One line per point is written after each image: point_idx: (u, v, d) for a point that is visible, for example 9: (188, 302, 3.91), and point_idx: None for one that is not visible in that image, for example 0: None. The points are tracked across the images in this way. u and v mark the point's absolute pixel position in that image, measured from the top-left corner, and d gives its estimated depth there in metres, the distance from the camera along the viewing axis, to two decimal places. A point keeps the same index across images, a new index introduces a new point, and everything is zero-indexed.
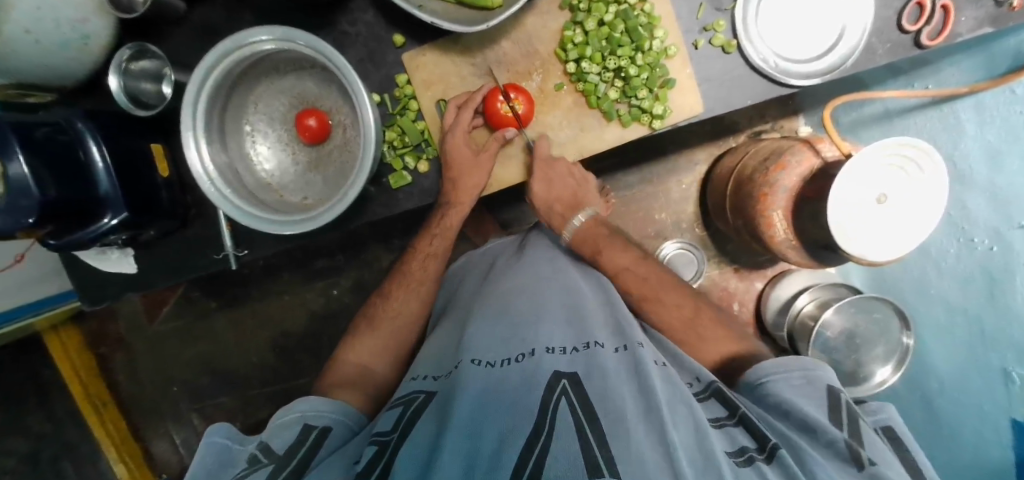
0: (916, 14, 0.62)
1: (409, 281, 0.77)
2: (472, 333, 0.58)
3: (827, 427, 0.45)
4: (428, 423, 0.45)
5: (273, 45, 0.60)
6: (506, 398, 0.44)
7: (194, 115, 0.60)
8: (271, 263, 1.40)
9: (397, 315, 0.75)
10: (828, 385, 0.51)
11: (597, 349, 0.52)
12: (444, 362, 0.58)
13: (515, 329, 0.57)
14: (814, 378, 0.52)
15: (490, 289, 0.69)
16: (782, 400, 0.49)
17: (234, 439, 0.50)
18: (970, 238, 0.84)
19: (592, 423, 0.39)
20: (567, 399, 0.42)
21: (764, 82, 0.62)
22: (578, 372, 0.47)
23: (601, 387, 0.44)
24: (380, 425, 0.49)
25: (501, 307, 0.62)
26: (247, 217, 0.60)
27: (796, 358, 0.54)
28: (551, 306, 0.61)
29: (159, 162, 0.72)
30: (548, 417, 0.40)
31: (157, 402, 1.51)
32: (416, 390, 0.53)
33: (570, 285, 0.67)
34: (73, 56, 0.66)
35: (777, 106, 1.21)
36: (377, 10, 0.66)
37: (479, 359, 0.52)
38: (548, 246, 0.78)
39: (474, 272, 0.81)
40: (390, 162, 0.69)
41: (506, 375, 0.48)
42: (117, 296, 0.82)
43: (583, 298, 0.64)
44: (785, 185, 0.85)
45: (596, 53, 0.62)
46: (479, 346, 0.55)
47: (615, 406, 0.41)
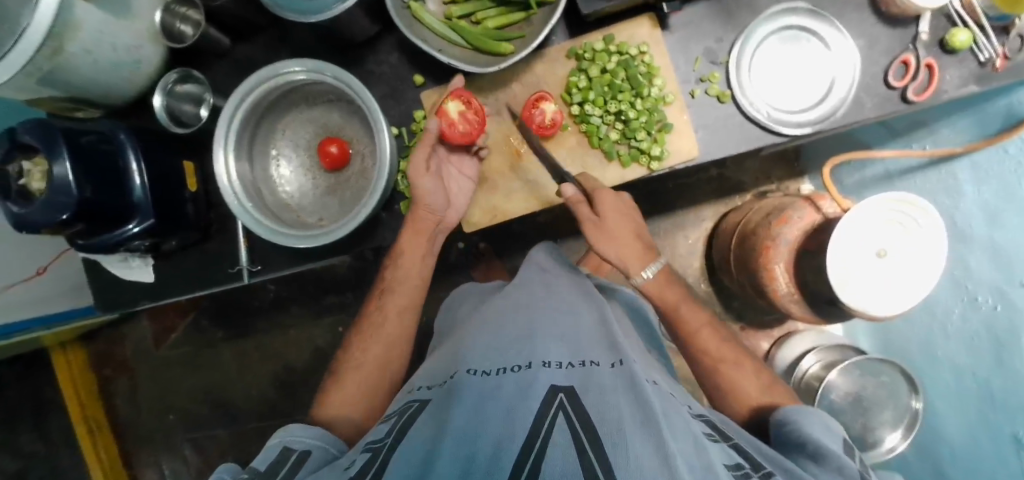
0: (902, 71, 0.66)
1: (382, 323, 0.74)
2: (470, 351, 0.60)
3: (838, 455, 0.46)
4: (423, 429, 0.46)
5: (304, 76, 0.66)
6: (505, 404, 0.45)
7: (226, 135, 0.65)
8: (281, 296, 1.43)
9: (362, 363, 0.71)
10: (841, 434, 0.52)
11: (594, 365, 0.53)
12: (438, 374, 0.60)
13: (513, 344, 0.58)
14: (829, 424, 0.53)
15: (491, 310, 0.71)
16: (797, 434, 0.51)
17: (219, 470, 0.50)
18: (973, 297, 0.80)
19: (588, 431, 0.40)
20: (564, 411, 0.43)
21: (756, 129, 0.66)
22: (574, 385, 0.48)
23: (597, 398, 0.46)
24: (372, 435, 0.49)
25: (500, 324, 0.64)
26: (268, 231, 0.65)
27: (810, 409, 0.56)
28: (550, 325, 0.62)
29: (188, 178, 0.77)
30: (544, 426, 0.41)
31: (152, 429, 1.50)
32: (409, 402, 0.55)
33: (570, 306, 0.68)
34: (125, 77, 0.74)
35: (782, 167, 1.25)
36: (401, 53, 0.73)
37: (475, 370, 0.54)
38: (545, 271, 0.80)
39: (473, 297, 0.82)
40: (403, 190, 0.74)
41: (500, 383, 0.50)
42: (133, 303, 0.86)
43: (584, 321, 0.65)
44: (786, 238, 0.86)
45: (599, 97, 0.67)
46: (476, 360, 0.57)
47: (613, 416, 0.43)
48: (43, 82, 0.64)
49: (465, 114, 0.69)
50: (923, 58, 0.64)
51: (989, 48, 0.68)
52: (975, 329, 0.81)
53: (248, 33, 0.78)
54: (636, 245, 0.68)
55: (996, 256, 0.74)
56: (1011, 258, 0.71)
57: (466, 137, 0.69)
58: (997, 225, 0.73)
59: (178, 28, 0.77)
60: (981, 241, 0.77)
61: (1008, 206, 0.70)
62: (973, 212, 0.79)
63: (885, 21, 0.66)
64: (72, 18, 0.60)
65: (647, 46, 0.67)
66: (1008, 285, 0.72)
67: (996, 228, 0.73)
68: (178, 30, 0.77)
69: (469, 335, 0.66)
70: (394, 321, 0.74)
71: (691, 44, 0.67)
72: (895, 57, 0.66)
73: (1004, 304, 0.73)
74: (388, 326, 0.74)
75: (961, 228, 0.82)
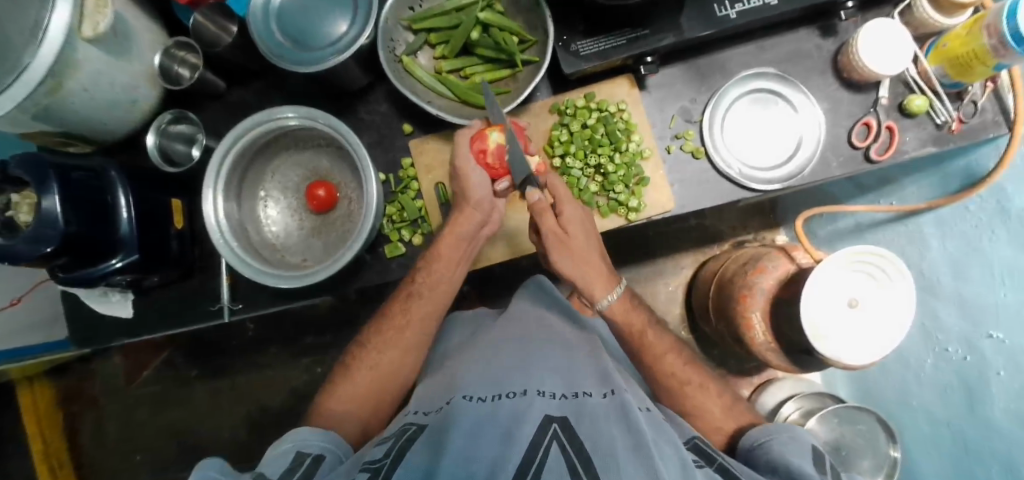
0: (864, 132, 0.70)
1: (404, 329, 0.71)
2: (463, 377, 0.60)
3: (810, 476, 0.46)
4: (422, 451, 0.46)
5: (297, 122, 0.68)
6: (500, 433, 0.46)
7: (217, 175, 0.67)
8: (261, 335, 1.41)
9: (376, 366, 0.70)
10: (811, 446, 0.53)
11: (586, 396, 0.54)
12: (436, 398, 0.60)
13: (508, 372, 0.59)
14: (799, 437, 0.54)
15: (481, 340, 0.71)
16: (770, 459, 0.51)
17: (225, 472, 0.49)
18: (943, 347, 0.83)
19: (583, 465, 0.41)
20: (558, 442, 0.44)
21: (730, 185, 0.69)
22: (567, 416, 0.49)
23: (589, 428, 0.47)
24: (371, 454, 0.49)
25: (494, 353, 0.65)
26: (250, 270, 0.65)
27: (779, 424, 0.57)
28: (541, 358, 0.62)
29: (176, 216, 0.78)
30: (537, 456, 0.42)
31: (116, 471, 1.44)
32: (406, 425, 0.54)
33: (561, 339, 0.69)
34: (118, 116, 0.75)
35: (759, 218, 1.29)
36: (392, 103, 0.76)
37: (471, 397, 0.54)
38: (529, 305, 0.79)
39: (462, 328, 0.82)
40: (387, 233, 0.75)
41: (496, 412, 0.50)
42: (106, 341, 0.85)
43: (575, 353, 0.66)
44: (762, 288, 0.89)
45: (579, 150, 0.70)
46: (473, 387, 0.57)
47: (605, 445, 0.44)
48: (38, 118, 0.66)
49: (501, 152, 0.64)
50: (883, 121, 0.69)
51: (945, 113, 0.72)
52: (947, 378, 0.82)
53: (244, 78, 0.80)
54: (596, 275, 0.66)
55: (963, 308, 0.77)
56: (976, 309, 0.73)
57: (489, 169, 0.66)
58: (963, 278, 0.76)
59: (176, 70, 0.80)
60: (949, 294, 0.80)
61: (971, 261, 0.73)
62: (940, 265, 0.82)
63: (847, 87, 0.71)
64: (72, 59, 0.62)
65: (626, 104, 0.71)
66: (975, 336, 0.74)
67: (962, 280, 0.76)
68: (175, 73, 0.79)
69: (464, 362, 0.66)
70: (415, 329, 0.72)
71: (666, 103, 0.72)
72: (857, 119, 0.71)
73: (974, 354, 0.75)
74: (410, 334, 0.71)
75: (929, 280, 0.85)
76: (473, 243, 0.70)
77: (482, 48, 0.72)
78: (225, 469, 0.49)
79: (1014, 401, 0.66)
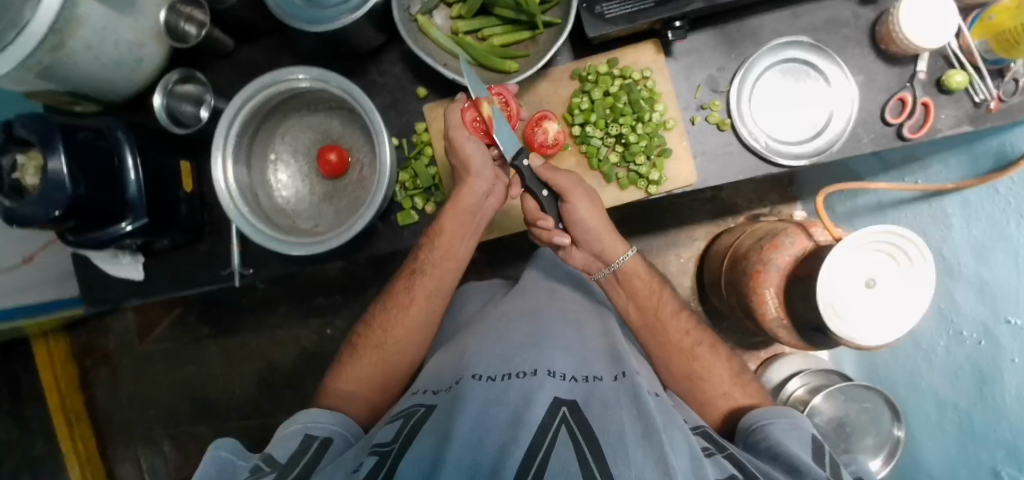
0: (898, 108, 0.67)
1: (409, 304, 0.71)
2: (475, 352, 0.60)
3: (812, 468, 0.45)
4: (429, 434, 0.46)
5: (308, 84, 0.65)
6: (509, 413, 0.45)
7: (226, 137, 0.65)
8: (270, 296, 1.41)
9: (390, 343, 0.69)
10: (812, 433, 0.53)
11: (597, 380, 0.54)
12: (445, 377, 0.59)
13: (519, 351, 0.58)
14: (798, 423, 0.54)
15: (494, 314, 0.71)
16: (770, 445, 0.51)
17: (239, 454, 0.50)
18: (958, 330, 0.81)
19: (592, 445, 0.42)
20: (567, 424, 0.44)
21: (754, 158, 0.67)
22: (577, 399, 0.49)
23: (598, 412, 0.47)
24: (380, 436, 0.49)
25: (505, 330, 0.64)
26: (261, 236, 0.64)
27: (781, 408, 0.56)
28: (554, 334, 0.62)
29: (185, 179, 0.78)
30: (547, 438, 0.42)
31: (131, 421, 1.47)
32: (414, 405, 0.54)
33: (573, 318, 0.68)
34: (124, 74, 0.73)
35: (776, 192, 1.27)
36: (405, 65, 0.73)
37: (480, 376, 0.53)
38: (538, 281, 0.79)
39: (477, 300, 0.83)
40: (400, 201, 0.73)
41: (506, 390, 0.49)
42: (117, 302, 0.85)
43: (586, 331, 0.66)
44: (778, 264, 0.88)
45: (600, 119, 0.68)
46: (482, 365, 0.56)
47: (616, 428, 0.44)
48: (41, 76, 0.64)
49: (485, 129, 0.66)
50: (919, 96, 0.66)
51: (985, 90, 0.68)
52: (959, 363, 0.82)
53: (253, 37, 0.78)
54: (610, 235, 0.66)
55: (981, 293, 0.75)
56: (996, 294, 0.71)
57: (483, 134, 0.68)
58: (985, 262, 0.74)
59: (182, 27, 0.76)
60: (968, 277, 0.78)
61: (996, 245, 0.71)
62: (962, 248, 0.79)
63: (883, 59, 0.67)
64: (75, 15, 0.59)
65: (651, 71, 0.68)
66: (992, 322, 0.73)
67: (983, 264, 0.74)
68: (181, 30, 0.76)
69: (474, 338, 0.65)
70: (420, 305, 0.71)
71: (693, 72, 0.69)
72: (892, 94, 0.68)
73: (987, 340, 0.74)
74: (415, 309, 0.70)
75: (949, 262, 0.83)
76: (477, 217, 0.69)
77: (501, 8, 0.68)
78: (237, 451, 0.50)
79: None
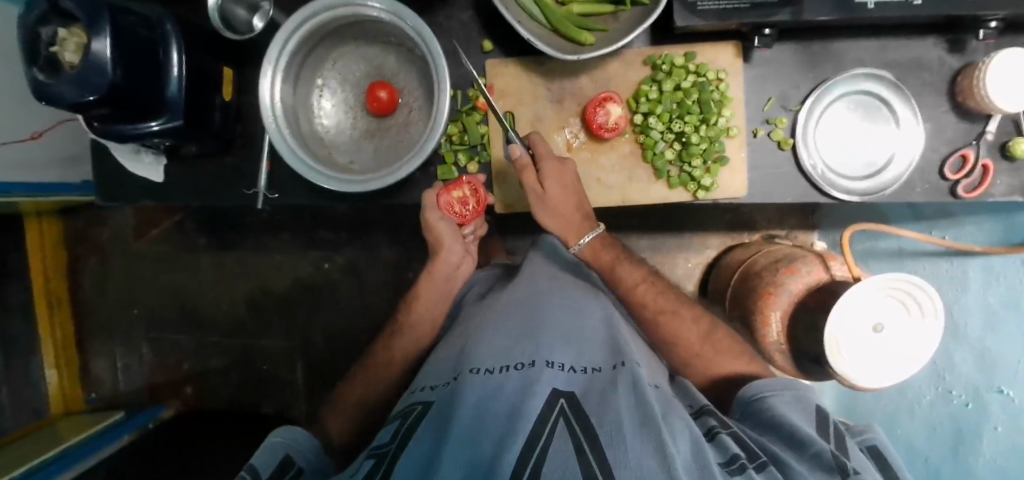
0: (958, 164, 0.66)
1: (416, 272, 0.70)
2: (476, 343, 0.60)
3: (814, 440, 0.47)
4: (428, 430, 0.46)
5: (378, 14, 0.62)
6: (507, 406, 0.46)
7: (280, 53, 0.62)
8: (275, 219, 1.39)
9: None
10: (813, 406, 0.55)
11: (596, 373, 0.54)
12: (444, 372, 0.59)
13: (517, 342, 0.58)
14: (802, 396, 0.56)
15: (499, 301, 0.71)
16: (774, 415, 0.53)
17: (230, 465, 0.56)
18: (948, 388, 0.86)
19: (587, 434, 0.42)
20: (565, 417, 0.44)
21: (806, 184, 0.66)
22: (574, 392, 0.49)
23: (598, 404, 0.47)
24: (380, 437, 0.51)
25: (504, 318, 0.64)
26: (300, 163, 0.63)
27: (785, 381, 0.58)
28: (555, 323, 0.62)
29: (225, 85, 0.76)
30: (545, 431, 0.42)
31: (114, 317, 1.48)
32: (414, 403, 0.54)
33: (578, 306, 0.68)
34: None
35: (796, 218, 1.26)
36: (475, 13, 0.70)
37: (478, 368, 0.53)
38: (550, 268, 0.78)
39: (478, 289, 0.82)
40: (444, 154, 0.72)
41: (502, 383, 0.49)
42: (130, 198, 0.83)
43: (588, 318, 0.66)
44: (790, 289, 0.87)
45: (665, 113, 0.66)
46: (481, 357, 0.56)
47: (613, 418, 0.44)
48: None
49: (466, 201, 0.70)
50: (981, 157, 0.65)
51: None
52: (940, 419, 0.88)
53: None
54: (574, 222, 0.70)
55: (981, 358, 0.81)
56: (997, 363, 0.78)
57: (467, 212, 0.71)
58: None
59: None
60: None
61: None
62: (975, 312, 0.80)
63: (958, 112, 0.66)
64: None
65: (726, 74, 0.65)
66: (983, 387, 0.81)
67: None
68: None
69: (474, 329, 0.65)
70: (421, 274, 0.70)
71: (767, 83, 0.67)
72: (955, 149, 0.66)
73: (975, 404, 0.82)
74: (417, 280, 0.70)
75: (958, 323, 0.84)
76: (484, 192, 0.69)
77: None
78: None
79: (1006, 463, 0.77)
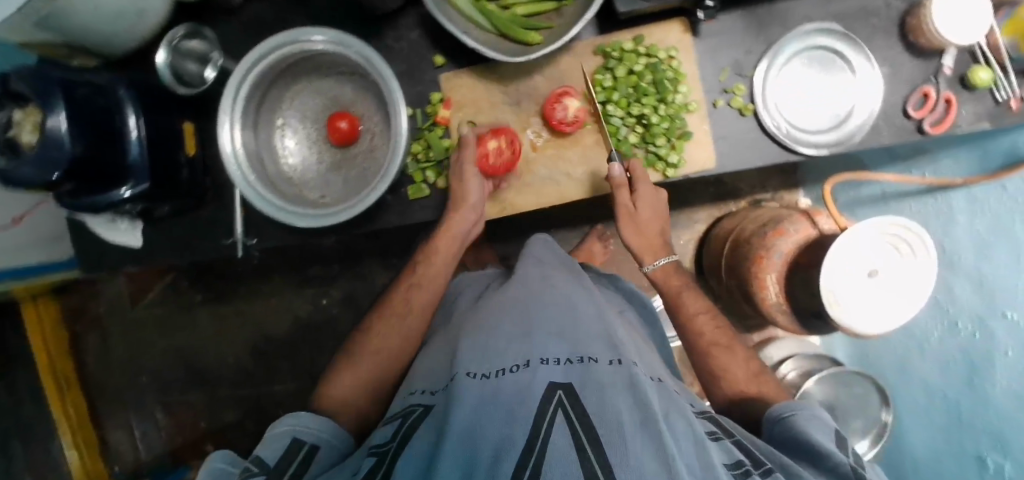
0: (921, 102, 0.67)
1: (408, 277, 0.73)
2: (466, 346, 0.60)
3: (833, 453, 0.48)
4: (426, 433, 0.46)
5: (322, 46, 0.62)
6: (505, 409, 0.45)
7: (233, 101, 0.62)
8: (266, 263, 1.40)
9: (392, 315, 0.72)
10: (829, 420, 0.55)
11: (591, 362, 0.53)
12: (438, 376, 0.59)
13: (510, 343, 0.58)
14: (816, 410, 0.56)
15: (489, 303, 0.71)
16: (791, 430, 0.53)
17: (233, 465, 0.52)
18: (953, 321, 0.83)
19: (588, 431, 0.41)
20: (563, 408, 0.44)
21: (774, 146, 0.66)
22: (572, 382, 0.49)
23: (595, 398, 0.46)
24: (377, 438, 0.51)
25: (496, 320, 0.64)
26: (269, 206, 0.63)
27: (798, 397, 0.58)
28: (543, 324, 0.62)
29: (187, 141, 0.75)
30: (543, 427, 0.42)
31: (122, 387, 1.47)
32: (412, 404, 0.55)
33: (569, 302, 0.67)
34: (126, 28, 0.69)
35: (779, 179, 1.27)
36: (422, 30, 0.70)
37: (473, 372, 0.53)
38: (542, 268, 0.78)
39: (471, 290, 0.82)
40: (411, 174, 0.71)
41: (498, 387, 0.49)
42: (114, 268, 0.83)
43: (581, 314, 0.65)
44: (780, 251, 0.88)
45: (623, 98, 0.66)
46: (472, 361, 0.56)
47: (613, 417, 0.43)
48: (37, 26, 0.60)
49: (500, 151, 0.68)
50: (943, 92, 0.65)
51: (1008, 89, 0.66)
52: (950, 354, 0.84)
53: None
54: (649, 243, 0.71)
55: (981, 286, 0.77)
56: (996, 289, 0.73)
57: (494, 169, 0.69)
58: (988, 258, 0.75)
59: None
60: (967, 271, 0.80)
61: (1003, 241, 0.71)
62: (966, 243, 0.80)
63: (911, 51, 0.66)
64: None
65: (677, 51, 0.66)
66: (987, 315, 0.76)
67: (987, 260, 0.75)
68: None
69: (466, 333, 0.64)
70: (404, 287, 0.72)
71: (719, 53, 0.67)
72: (916, 87, 0.67)
73: (980, 332, 0.77)
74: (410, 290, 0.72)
75: (950, 256, 0.84)
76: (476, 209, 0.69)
77: None
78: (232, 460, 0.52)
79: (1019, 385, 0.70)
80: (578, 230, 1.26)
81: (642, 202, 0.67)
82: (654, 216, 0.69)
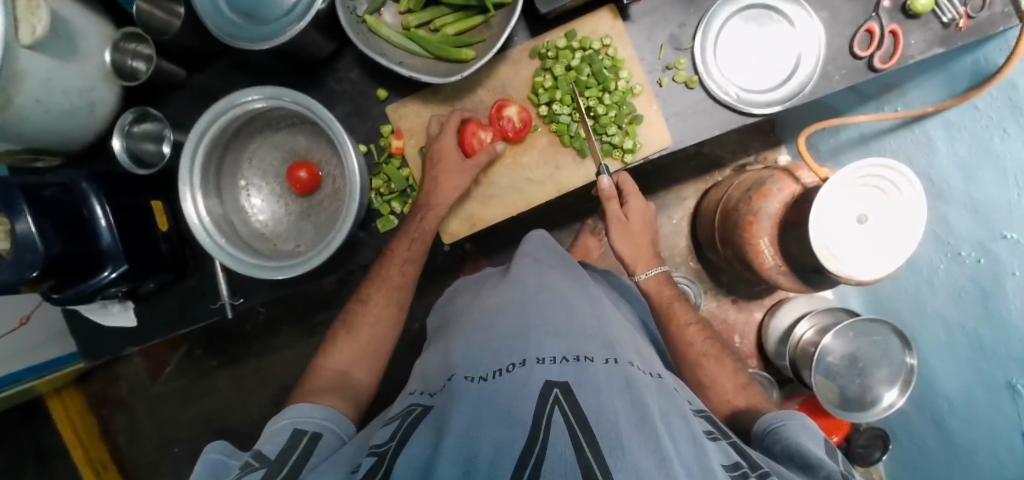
0: (867, 40, 0.66)
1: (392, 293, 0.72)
2: (461, 353, 0.59)
3: (825, 462, 0.46)
4: (425, 431, 0.45)
5: (262, 104, 0.64)
6: (503, 410, 0.44)
7: (191, 172, 0.63)
8: (272, 318, 1.40)
9: (385, 333, 0.72)
10: (822, 435, 0.53)
11: (588, 361, 0.52)
12: (436, 379, 0.59)
13: (506, 340, 0.57)
14: (808, 425, 0.54)
15: (481, 307, 0.70)
16: (784, 445, 0.51)
17: (229, 454, 0.51)
18: (956, 251, 0.81)
19: (586, 431, 0.39)
20: (561, 407, 0.42)
21: (727, 112, 0.66)
22: (568, 381, 0.47)
23: (591, 395, 0.45)
24: (377, 438, 0.49)
25: (491, 322, 0.62)
26: (243, 265, 0.63)
27: (792, 413, 0.57)
28: (538, 322, 0.60)
29: (159, 218, 0.76)
30: (541, 427, 0.40)
31: (158, 463, 1.48)
32: (411, 405, 0.55)
33: (562, 302, 0.66)
34: (81, 121, 0.71)
35: (759, 139, 1.26)
36: (361, 68, 0.71)
37: (471, 376, 0.52)
38: (534, 266, 0.77)
39: (467, 291, 0.82)
40: (378, 207, 0.74)
41: (497, 388, 0.48)
42: (115, 350, 0.84)
43: (577, 312, 0.64)
44: (769, 212, 0.87)
45: (566, 95, 0.67)
46: (471, 366, 0.55)
47: (609, 417, 0.41)
48: None
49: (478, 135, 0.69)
50: (887, 25, 0.64)
51: (952, 9, 0.65)
52: (960, 283, 0.82)
53: (204, 63, 0.76)
54: (642, 255, 0.81)
55: (974, 211, 0.74)
56: (989, 211, 0.71)
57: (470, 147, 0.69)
58: (974, 181, 0.73)
59: (131, 65, 0.74)
60: (959, 198, 0.78)
61: (985, 164, 0.69)
62: (950, 170, 0.78)
63: None
64: (14, 69, 0.57)
65: (610, 38, 0.67)
66: (987, 239, 0.73)
67: (972, 182, 0.73)
68: (131, 68, 0.74)
69: (460, 337, 0.63)
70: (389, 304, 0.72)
71: (654, 32, 0.67)
72: (858, 27, 0.66)
73: (986, 257, 0.74)
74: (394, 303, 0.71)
75: (938, 185, 0.82)
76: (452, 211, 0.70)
77: None
78: (227, 450, 0.51)
79: None
80: (570, 227, 1.25)
81: (632, 215, 0.80)
82: (642, 232, 0.80)
